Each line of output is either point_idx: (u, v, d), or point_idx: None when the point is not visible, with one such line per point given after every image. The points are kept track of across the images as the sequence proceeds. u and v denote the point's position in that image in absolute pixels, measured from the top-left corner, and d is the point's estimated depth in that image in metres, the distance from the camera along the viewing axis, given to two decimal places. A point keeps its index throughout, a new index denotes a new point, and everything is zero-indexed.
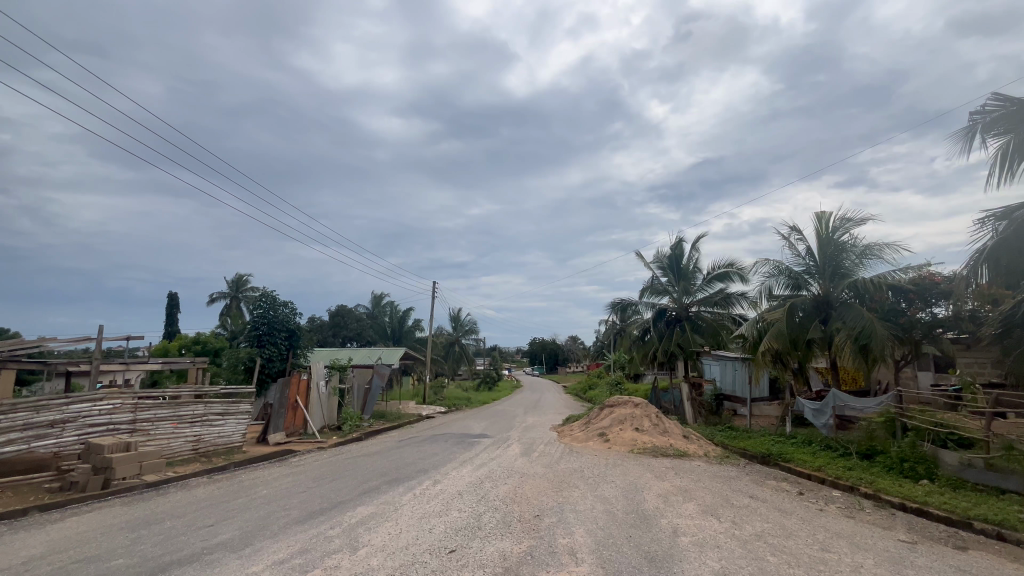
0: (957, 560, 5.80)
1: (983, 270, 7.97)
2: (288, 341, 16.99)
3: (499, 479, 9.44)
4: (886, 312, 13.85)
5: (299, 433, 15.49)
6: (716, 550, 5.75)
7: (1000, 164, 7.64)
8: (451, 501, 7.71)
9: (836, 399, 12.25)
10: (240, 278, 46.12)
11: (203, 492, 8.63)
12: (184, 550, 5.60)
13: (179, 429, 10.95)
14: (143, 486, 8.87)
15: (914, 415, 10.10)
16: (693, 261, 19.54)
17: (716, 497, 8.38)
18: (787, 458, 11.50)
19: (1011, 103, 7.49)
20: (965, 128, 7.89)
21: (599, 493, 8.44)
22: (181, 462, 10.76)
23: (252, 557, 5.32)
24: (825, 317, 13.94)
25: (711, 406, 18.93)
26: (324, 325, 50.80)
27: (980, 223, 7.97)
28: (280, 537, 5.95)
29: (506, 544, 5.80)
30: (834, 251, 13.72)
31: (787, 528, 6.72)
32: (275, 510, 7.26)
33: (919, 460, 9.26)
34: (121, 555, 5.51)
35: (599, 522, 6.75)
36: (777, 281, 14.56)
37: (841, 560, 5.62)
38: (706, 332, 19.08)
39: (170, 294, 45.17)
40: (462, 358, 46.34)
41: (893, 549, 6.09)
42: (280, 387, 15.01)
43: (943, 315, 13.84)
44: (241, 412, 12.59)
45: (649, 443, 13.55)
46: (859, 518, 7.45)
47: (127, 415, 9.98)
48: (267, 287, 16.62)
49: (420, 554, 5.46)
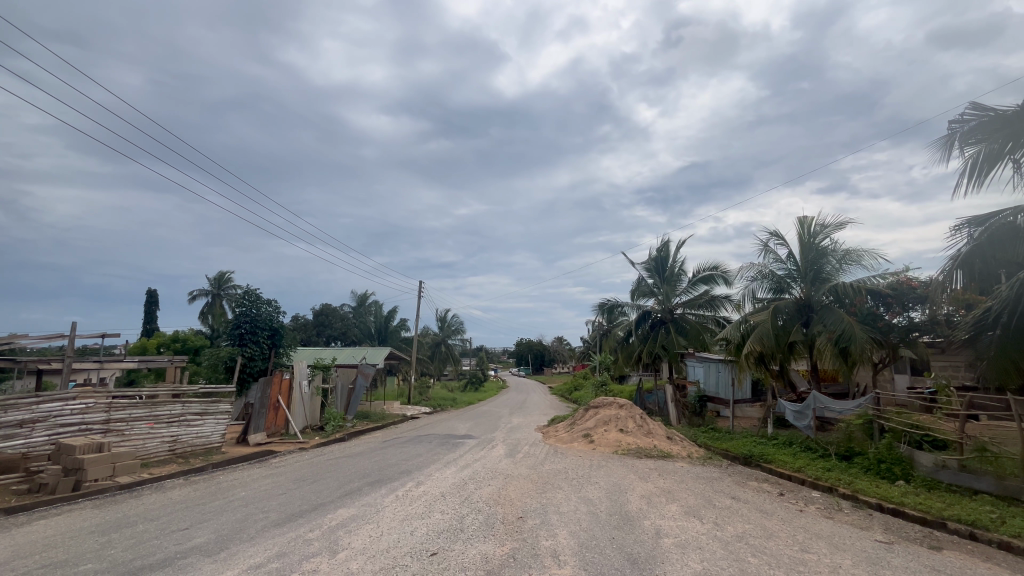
0: (932, 560, 5.89)
1: (958, 275, 8.09)
2: (271, 339, 16.68)
3: (483, 480, 9.37)
4: (866, 316, 14.26)
5: (280, 433, 15.22)
6: (698, 552, 5.76)
7: (969, 172, 7.83)
8: (434, 503, 7.62)
9: (817, 401, 12.38)
10: (221, 275, 45.22)
11: (179, 494, 8.43)
12: (157, 554, 5.44)
13: (155, 429, 10.65)
14: (116, 488, 8.61)
15: (890, 417, 10.32)
16: (678, 264, 19.67)
17: (699, 498, 8.46)
18: (769, 459, 11.64)
19: (987, 112, 7.65)
20: (944, 136, 8.01)
21: (582, 495, 8.44)
22: (156, 463, 10.47)
23: (229, 561, 5.18)
24: (807, 320, 14.12)
25: (695, 408, 19.16)
26: (308, 324, 50.04)
27: (956, 230, 8.13)
28: (257, 541, 5.81)
29: (489, 547, 5.74)
30: (815, 255, 13.91)
31: (768, 529, 6.78)
32: (253, 513, 7.09)
33: (896, 461, 9.47)
34: (91, 560, 5.34)
35: (582, 524, 6.73)
36: (761, 285, 14.75)
37: (820, 560, 5.67)
38: (690, 335, 19.28)
39: (150, 291, 44.12)
40: (448, 359, 46.02)
41: (871, 549, 6.17)
42: (262, 385, 14.62)
43: (918, 319, 14.36)
44: (221, 412, 12.32)
45: (632, 444, 13.63)
46: (838, 519, 7.58)
47: (101, 415, 9.67)
48: (249, 285, 16.37)
49: (401, 557, 5.36)
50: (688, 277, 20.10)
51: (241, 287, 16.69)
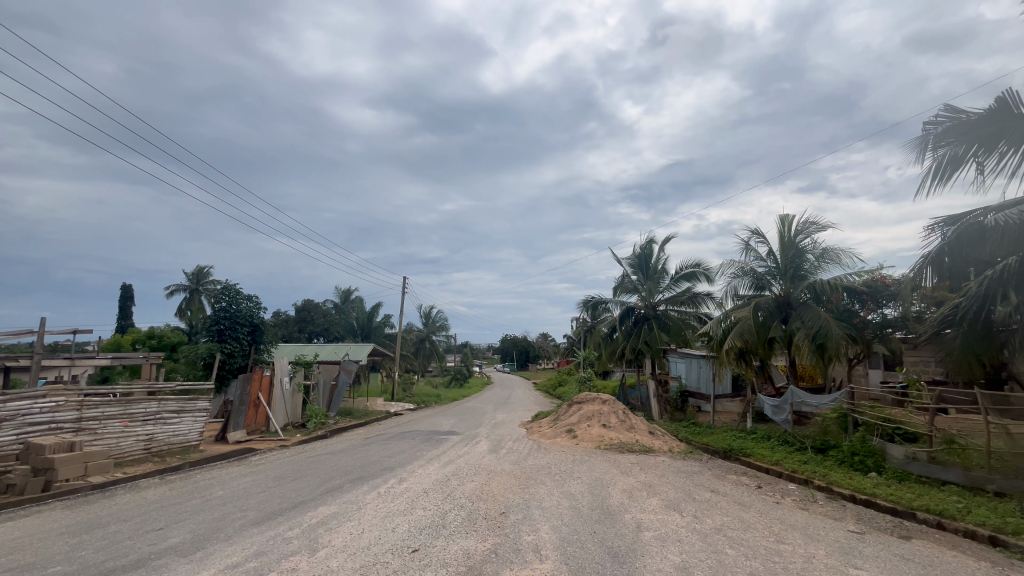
0: (901, 549, 6.08)
1: (928, 273, 8.35)
2: (250, 336, 16.39)
3: (466, 476, 9.40)
4: (842, 313, 14.60)
5: (260, 431, 14.98)
6: (678, 544, 5.86)
7: (935, 174, 8.05)
8: (416, 499, 7.59)
9: (794, 396, 12.65)
10: (200, 270, 44.22)
11: (154, 494, 8.24)
12: (130, 555, 5.31)
13: (129, 427, 10.38)
14: (88, 488, 8.37)
15: (864, 411, 10.59)
16: (661, 261, 19.87)
17: (678, 492, 8.57)
18: (747, 453, 11.86)
19: (958, 116, 7.86)
20: (918, 137, 8.20)
21: (565, 490, 8.51)
22: (131, 462, 10.21)
23: (204, 562, 5.08)
24: (786, 316, 14.39)
25: (676, 403, 19.44)
26: (290, 321, 49.33)
27: (929, 229, 8.35)
28: (234, 540, 5.71)
29: (471, 542, 5.74)
30: (794, 253, 14.19)
31: (746, 521, 6.92)
32: (231, 512, 6.96)
33: (868, 454, 9.73)
34: (59, 562, 5.17)
35: (564, 518, 6.79)
36: (742, 282, 15.00)
37: (795, 550, 5.82)
38: (673, 330, 19.53)
39: (125, 287, 42.96)
40: (431, 356, 45.85)
41: (843, 539, 6.34)
42: (241, 383, 14.34)
43: (891, 316, 14.77)
44: (198, 410, 12.07)
45: (615, 440, 13.76)
46: (812, 510, 7.78)
47: (72, 414, 9.39)
48: (228, 280, 16.06)
49: (382, 554, 5.32)
50: (670, 275, 20.30)
51: (221, 282, 16.37)
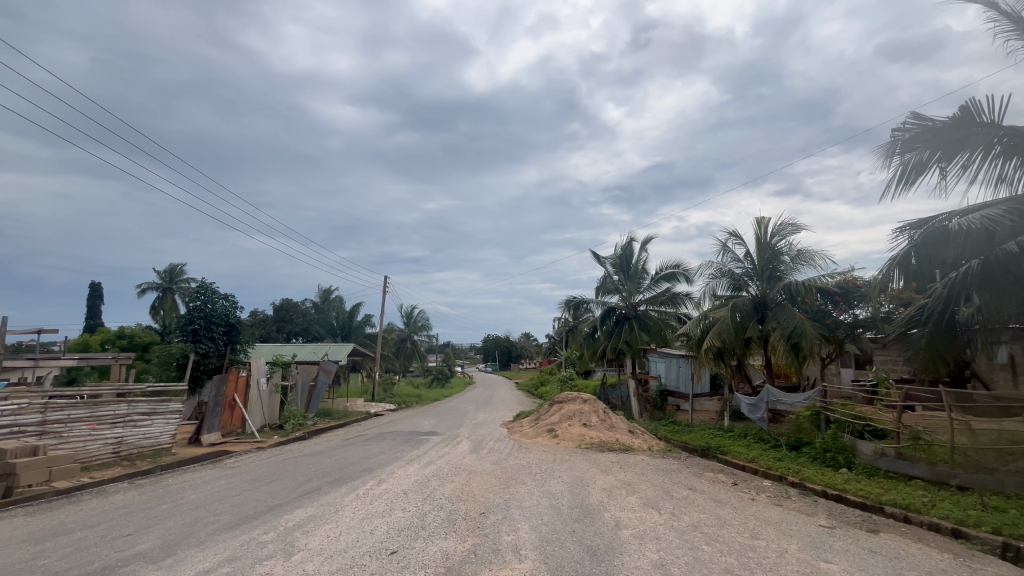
0: (870, 542, 6.27)
1: (896, 274, 8.61)
2: (226, 335, 16.00)
3: (447, 476, 9.36)
4: (816, 313, 14.99)
5: (235, 432, 14.65)
6: (655, 541, 5.94)
7: (901, 179, 8.29)
8: (395, 501, 7.52)
9: (769, 394, 12.92)
10: (172, 269, 42.96)
11: (123, 498, 7.99)
12: (97, 562, 5.15)
13: (97, 430, 10.04)
14: (52, 493, 8.07)
15: (835, 408, 10.88)
16: (642, 262, 20.09)
17: (657, 490, 8.67)
18: (724, 451, 12.07)
19: (925, 122, 8.10)
20: (887, 143, 8.43)
21: (545, 489, 8.53)
22: (99, 466, 9.87)
23: (175, 567, 4.95)
24: (762, 317, 14.69)
25: (655, 402, 19.67)
26: (267, 321, 48.41)
27: (898, 232, 8.59)
28: (207, 545, 5.58)
29: (450, 543, 5.73)
30: (770, 255, 14.51)
31: (721, 518, 7.05)
32: (204, 516, 6.80)
33: (839, 450, 10.02)
34: (18, 572, 4.97)
35: (544, 517, 6.82)
36: (720, 283, 15.26)
37: (768, 545, 5.96)
38: (653, 330, 19.75)
39: (94, 285, 41.60)
40: (413, 356, 45.50)
41: (815, 534, 6.52)
42: (216, 383, 14.01)
43: (862, 316, 15.25)
44: (170, 412, 11.74)
45: (596, 439, 13.86)
46: (785, 506, 7.97)
47: (35, 417, 9.04)
48: (203, 278, 15.64)
49: (360, 557, 5.27)
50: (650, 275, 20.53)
51: (196, 280, 15.93)
